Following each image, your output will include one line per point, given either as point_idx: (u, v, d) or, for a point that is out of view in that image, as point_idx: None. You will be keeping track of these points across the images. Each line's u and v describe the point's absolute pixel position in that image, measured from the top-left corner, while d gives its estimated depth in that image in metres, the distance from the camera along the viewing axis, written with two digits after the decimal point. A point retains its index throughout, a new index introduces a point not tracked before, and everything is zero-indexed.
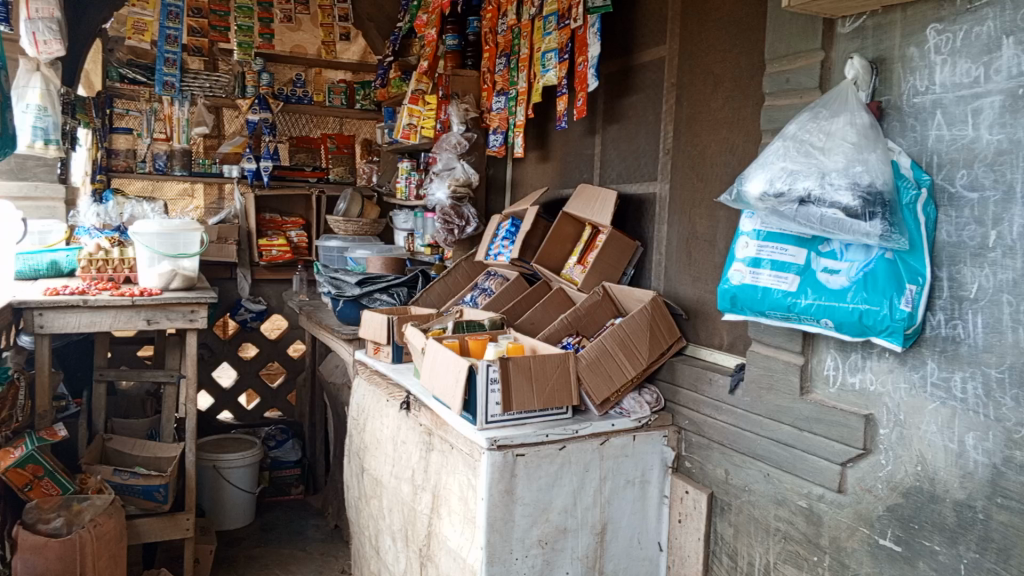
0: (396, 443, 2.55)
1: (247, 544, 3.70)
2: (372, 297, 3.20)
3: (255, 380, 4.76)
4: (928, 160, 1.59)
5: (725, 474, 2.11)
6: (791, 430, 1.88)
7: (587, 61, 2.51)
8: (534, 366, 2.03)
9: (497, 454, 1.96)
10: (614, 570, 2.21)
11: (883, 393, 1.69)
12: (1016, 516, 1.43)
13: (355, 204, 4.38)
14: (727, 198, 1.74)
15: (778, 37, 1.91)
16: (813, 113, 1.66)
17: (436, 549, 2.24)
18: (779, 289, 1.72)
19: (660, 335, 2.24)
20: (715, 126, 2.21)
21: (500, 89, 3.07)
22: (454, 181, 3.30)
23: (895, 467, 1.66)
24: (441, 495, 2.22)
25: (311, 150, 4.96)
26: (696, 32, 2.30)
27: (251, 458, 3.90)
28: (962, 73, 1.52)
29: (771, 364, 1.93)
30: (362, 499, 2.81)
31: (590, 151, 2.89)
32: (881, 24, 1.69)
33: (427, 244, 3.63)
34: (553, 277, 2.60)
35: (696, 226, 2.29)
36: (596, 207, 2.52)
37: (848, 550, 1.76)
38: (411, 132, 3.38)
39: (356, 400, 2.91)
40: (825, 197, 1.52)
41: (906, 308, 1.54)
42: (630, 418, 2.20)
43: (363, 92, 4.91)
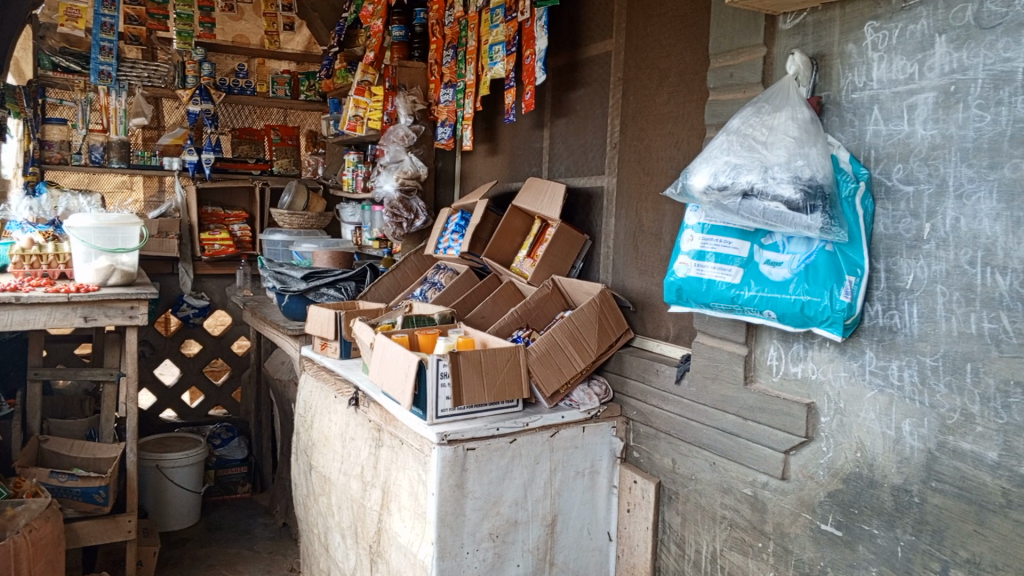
0: (345, 440, 2.53)
1: (191, 545, 3.62)
2: (319, 292, 3.16)
3: (198, 378, 4.66)
4: (866, 154, 1.63)
5: (672, 463, 2.14)
6: (736, 419, 1.92)
7: (534, 54, 2.49)
8: (484, 360, 2.03)
9: (447, 448, 1.96)
10: (565, 561, 2.23)
11: (824, 381, 1.73)
12: (950, 499, 1.49)
13: (301, 196, 4.29)
14: (672, 192, 1.75)
15: (721, 33, 1.94)
16: (756, 108, 1.69)
17: (386, 545, 2.23)
18: (723, 282, 1.74)
19: (608, 327, 2.27)
20: (660, 121, 2.24)
21: (447, 81, 3.07)
22: (402, 174, 3.26)
23: (835, 454, 1.70)
24: (391, 491, 2.20)
25: (254, 142, 4.89)
26: (641, 27, 2.32)
27: (195, 457, 3.83)
28: (897, 69, 1.57)
29: (716, 355, 1.96)
30: (311, 496, 2.78)
31: (538, 145, 2.90)
32: (821, 21, 1.72)
33: (375, 237, 3.59)
34: (502, 271, 2.60)
35: (643, 220, 2.31)
36: (545, 200, 2.53)
37: (791, 536, 1.81)
38: (357, 124, 3.32)
39: (303, 396, 2.87)
40: (768, 190, 1.55)
41: (846, 299, 1.59)
42: (580, 409, 2.22)
43: (308, 82, 4.85)
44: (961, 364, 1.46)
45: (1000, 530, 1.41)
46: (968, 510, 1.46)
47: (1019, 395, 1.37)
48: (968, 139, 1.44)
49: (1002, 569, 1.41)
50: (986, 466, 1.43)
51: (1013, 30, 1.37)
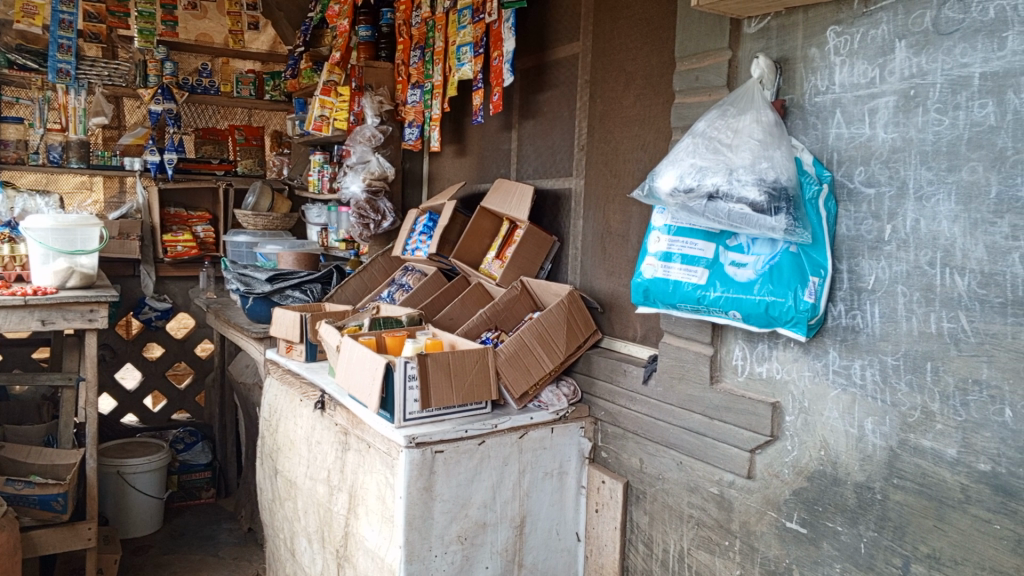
0: (311, 444, 2.50)
1: (153, 552, 3.56)
2: (284, 294, 3.13)
3: (160, 382, 4.58)
4: (828, 157, 1.66)
5: (640, 463, 2.15)
6: (702, 418, 1.93)
7: (502, 55, 2.49)
8: (452, 362, 2.02)
9: (415, 451, 1.95)
10: (533, 563, 2.23)
11: (789, 380, 1.75)
12: (911, 496, 1.52)
13: (265, 198, 4.25)
14: (639, 194, 1.76)
15: (687, 36, 1.96)
16: (721, 111, 1.70)
17: (353, 550, 2.21)
18: (689, 283, 1.75)
19: (577, 329, 2.27)
20: (627, 123, 2.25)
21: (415, 82, 3.05)
22: (369, 175, 3.23)
23: (800, 452, 1.72)
24: (358, 495, 2.18)
25: (217, 142, 4.84)
26: (608, 30, 2.33)
27: (157, 462, 3.76)
28: (859, 73, 1.59)
29: (683, 355, 1.98)
30: (276, 501, 2.74)
31: (506, 147, 2.90)
32: (785, 25, 1.74)
33: (342, 239, 3.56)
34: (471, 273, 2.59)
35: (610, 221, 2.32)
36: (514, 202, 2.53)
37: (757, 534, 1.82)
38: (323, 124, 3.37)
39: (268, 400, 2.84)
40: (733, 192, 1.57)
41: (810, 299, 1.61)
42: (548, 411, 2.22)
43: (273, 82, 4.83)
44: (922, 362, 1.49)
45: (959, 525, 1.44)
46: (929, 507, 1.49)
47: (977, 393, 1.41)
48: (927, 143, 1.47)
49: (962, 563, 1.44)
50: (945, 462, 1.45)
51: (970, 36, 1.40)
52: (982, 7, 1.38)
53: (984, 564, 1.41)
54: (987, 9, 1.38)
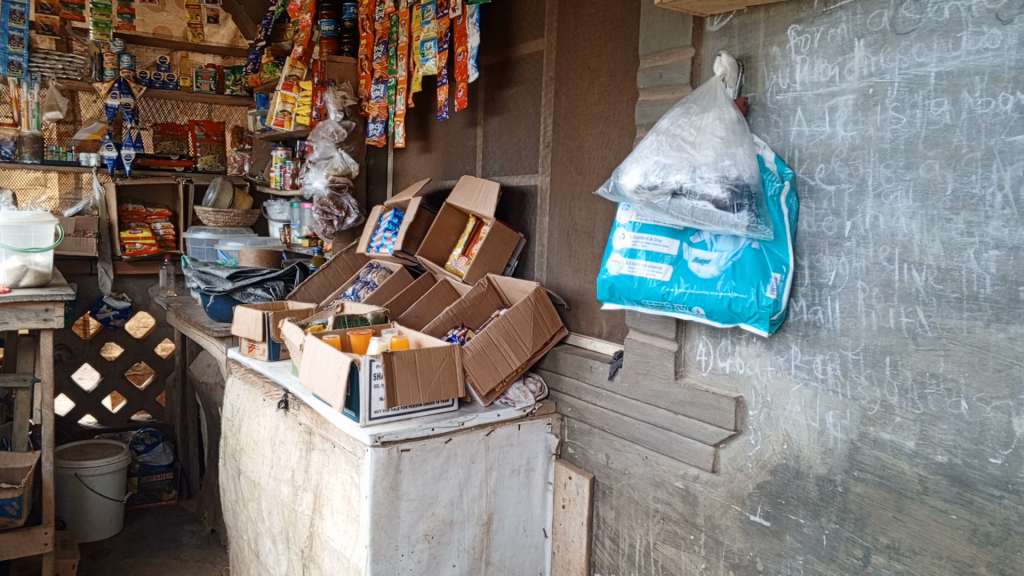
0: (274, 444, 2.47)
1: (112, 556, 3.49)
2: (245, 292, 3.09)
3: (119, 382, 4.49)
4: (790, 154, 1.68)
5: (606, 459, 2.16)
6: (667, 413, 1.94)
7: (467, 51, 2.48)
8: (417, 360, 2.01)
9: (381, 450, 1.94)
10: (501, 560, 2.23)
11: (751, 375, 1.77)
12: (871, 488, 1.54)
13: (226, 194, 4.13)
14: (604, 191, 1.76)
15: (651, 33, 1.96)
16: (684, 109, 1.71)
17: (319, 550, 2.19)
18: (654, 279, 1.76)
19: (543, 326, 2.27)
20: (591, 120, 2.26)
21: (378, 77, 3.03)
22: (333, 172, 3.20)
23: (763, 446, 1.74)
24: (323, 495, 2.16)
25: (177, 137, 4.71)
26: (572, 27, 2.34)
27: (117, 464, 3.69)
28: (819, 72, 1.61)
29: (648, 351, 1.99)
30: (239, 502, 2.71)
31: (472, 143, 2.89)
32: (746, 24, 1.76)
33: (305, 235, 3.53)
34: (437, 270, 2.58)
35: (576, 218, 2.33)
36: (479, 198, 2.52)
37: (722, 528, 1.84)
38: (285, 119, 3.31)
39: (230, 400, 2.80)
40: (697, 189, 1.58)
41: (772, 295, 1.62)
42: (515, 408, 2.22)
43: (234, 77, 4.71)
44: (881, 357, 1.52)
45: (917, 516, 1.47)
46: (888, 498, 1.51)
47: (934, 387, 1.43)
48: (886, 140, 1.49)
49: (920, 553, 1.47)
50: (905, 455, 1.48)
51: (926, 36, 1.42)
52: (937, 8, 1.41)
53: (941, 554, 1.43)
54: (942, 9, 1.40)
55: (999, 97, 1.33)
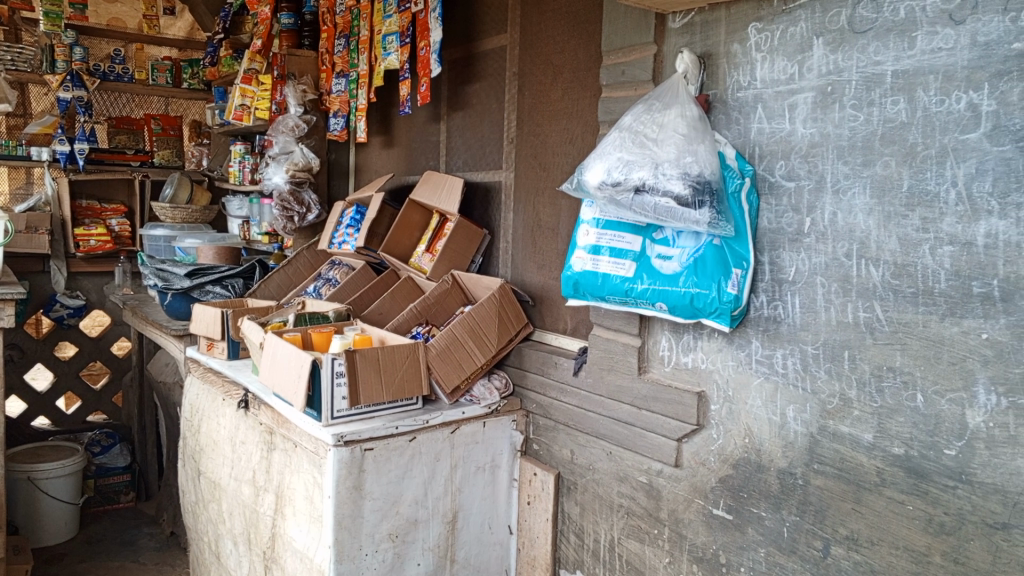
0: (235, 444, 2.43)
1: (68, 560, 3.42)
2: (204, 290, 3.04)
3: (74, 383, 4.39)
4: (751, 151, 1.69)
5: (571, 454, 2.17)
6: (630, 409, 1.95)
7: (429, 45, 2.47)
8: (381, 358, 2.00)
9: (344, 450, 1.92)
10: (466, 558, 2.22)
11: (713, 369, 1.79)
12: (831, 481, 1.57)
13: (184, 189, 4.12)
14: (569, 187, 1.76)
15: (614, 30, 1.97)
16: (647, 105, 1.72)
17: (281, 551, 2.16)
18: (618, 275, 1.77)
19: (507, 322, 2.26)
20: (555, 116, 2.25)
21: (339, 71, 3.00)
22: (293, 167, 3.16)
23: (725, 440, 1.76)
24: (285, 495, 2.14)
25: (133, 132, 4.66)
26: (535, 22, 2.33)
27: (71, 467, 3.60)
28: (779, 69, 1.63)
29: (612, 346, 1.99)
30: (199, 504, 2.67)
31: (435, 139, 2.87)
32: (707, 21, 1.77)
33: (265, 231, 3.48)
34: (400, 266, 2.57)
35: (540, 215, 2.33)
36: (443, 195, 2.50)
37: (685, 521, 1.86)
38: (243, 114, 3.22)
39: (189, 399, 2.75)
40: (659, 186, 1.59)
41: (733, 291, 1.64)
42: (480, 405, 2.21)
43: (191, 70, 4.63)
44: (840, 351, 1.54)
45: (875, 507, 1.49)
46: (847, 490, 1.54)
47: (891, 380, 1.46)
48: (844, 138, 1.52)
49: (877, 543, 1.49)
50: (863, 448, 1.51)
51: (883, 35, 1.45)
52: (893, 7, 1.43)
53: (898, 544, 1.46)
54: (898, 9, 1.42)
55: (953, 96, 1.35)
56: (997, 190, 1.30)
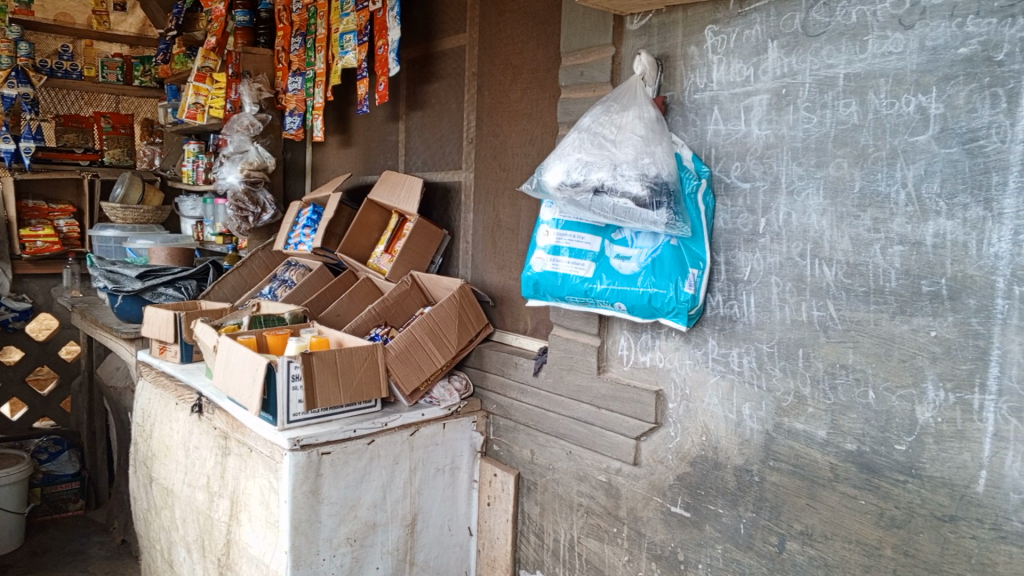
0: (188, 449, 2.39)
1: (15, 571, 3.32)
2: (156, 292, 2.98)
3: (19, 389, 4.19)
4: (707, 153, 1.71)
5: (531, 455, 2.17)
6: (590, 408, 1.96)
7: (387, 44, 2.45)
8: (339, 360, 1.97)
9: (300, 454, 1.90)
10: (425, 560, 2.22)
11: (670, 368, 1.80)
12: (786, 477, 1.59)
13: (135, 189, 3.99)
14: (528, 187, 1.76)
15: (572, 31, 1.97)
16: (605, 107, 1.73)
17: (236, 557, 2.13)
18: (577, 275, 1.77)
19: (467, 323, 2.25)
20: (515, 117, 2.25)
21: (295, 69, 2.96)
22: (248, 165, 3.12)
23: (682, 438, 1.78)
24: (241, 500, 2.11)
25: (82, 130, 4.58)
26: (494, 22, 2.33)
27: (17, 474, 3.52)
28: (735, 72, 1.65)
29: (571, 346, 2.00)
30: (151, 511, 2.61)
31: (393, 138, 2.85)
32: (665, 23, 1.79)
33: (219, 232, 3.45)
34: (358, 267, 2.54)
35: (500, 215, 2.33)
36: (402, 195, 2.49)
37: (644, 519, 1.87)
38: (197, 112, 3.23)
39: (140, 404, 2.69)
40: (617, 187, 1.59)
41: (690, 290, 1.65)
42: (440, 407, 2.20)
43: (142, 67, 4.51)
44: (794, 349, 1.56)
45: (829, 502, 1.52)
46: (802, 486, 1.56)
47: (844, 377, 1.49)
48: (798, 139, 1.54)
49: (831, 538, 1.52)
50: (816, 444, 1.53)
51: (835, 38, 1.47)
52: (844, 12, 1.46)
53: (851, 538, 1.49)
54: (850, 13, 1.45)
55: (903, 99, 1.38)
56: (944, 191, 1.33)
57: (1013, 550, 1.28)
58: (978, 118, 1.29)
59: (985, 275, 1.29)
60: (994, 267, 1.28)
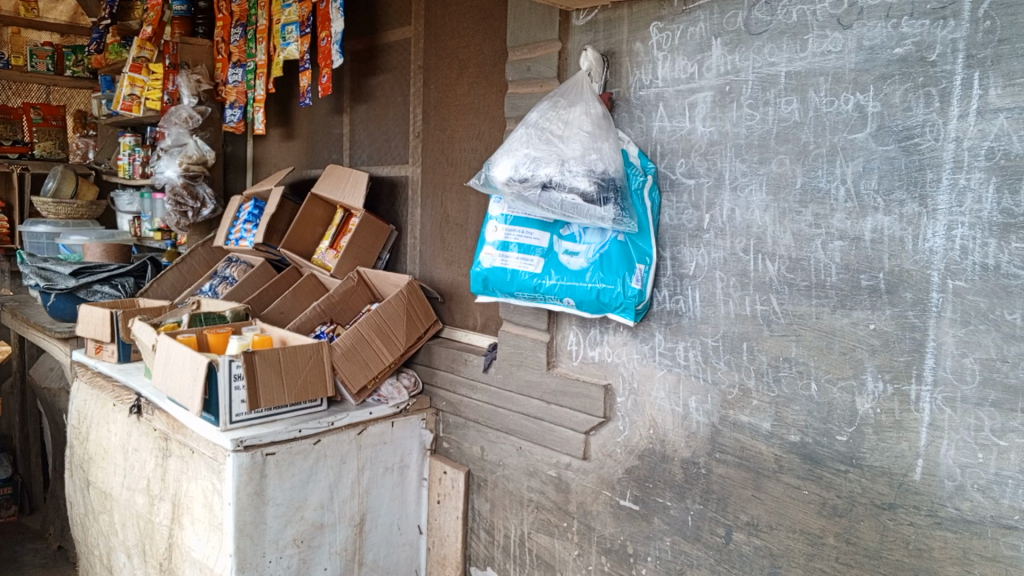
0: (127, 452, 2.32)
1: None
2: (91, 290, 2.89)
3: None
4: (652, 149, 1.72)
5: (481, 451, 2.16)
6: (539, 403, 1.96)
7: (330, 36, 2.40)
8: (282, 360, 1.93)
9: (243, 455, 1.86)
10: (374, 560, 2.19)
11: (619, 363, 1.81)
12: (732, 468, 1.61)
13: (67, 183, 3.84)
14: (476, 182, 1.74)
15: (519, 26, 1.96)
16: (552, 102, 1.72)
17: (179, 562, 2.08)
18: (526, 271, 1.75)
19: (416, 320, 2.23)
20: (461, 112, 2.24)
21: (236, 61, 2.90)
22: (186, 159, 3.05)
23: (631, 431, 1.79)
24: (183, 503, 2.05)
25: (9, 121, 4.33)
26: (440, 15, 2.31)
27: None
28: (679, 69, 1.66)
29: (521, 342, 2.00)
30: (89, 516, 2.53)
31: (337, 131, 2.81)
32: (611, 19, 1.79)
33: (157, 228, 3.37)
34: (303, 263, 2.50)
35: (448, 210, 2.31)
36: (347, 189, 2.45)
37: (593, 513, 1.88)
38: (133, 104, 3.07)
39: (75, 406, 2.60)
40: (565, 182, 1.59)
41: (637, 285, 1.66)
42: (387, 405, 2.18)
43: (74, 57, 4.37)
44: (738, 343, 1.58)
45: (774, 493, 1.54)
46: (747, 477, 1.58)
47: (787, 369, 1.51)
48: (741, 136, 1.56)
49: (776, 527, 1.54)
50: (761, 436, 1.56)
51: (777, 36, 1.49)
52: (786, 10, 1.48)
53: (795, 528, 1.52)
54: (791, 12, 1.47)
55: (841, 97, 1.41)
56: (882, 187, 1.36)
57: (948, 535, 1.31)
58: (913, 117, 1.32)
59: (920, 270, 1.32)
60: (930, 261, 1.31)
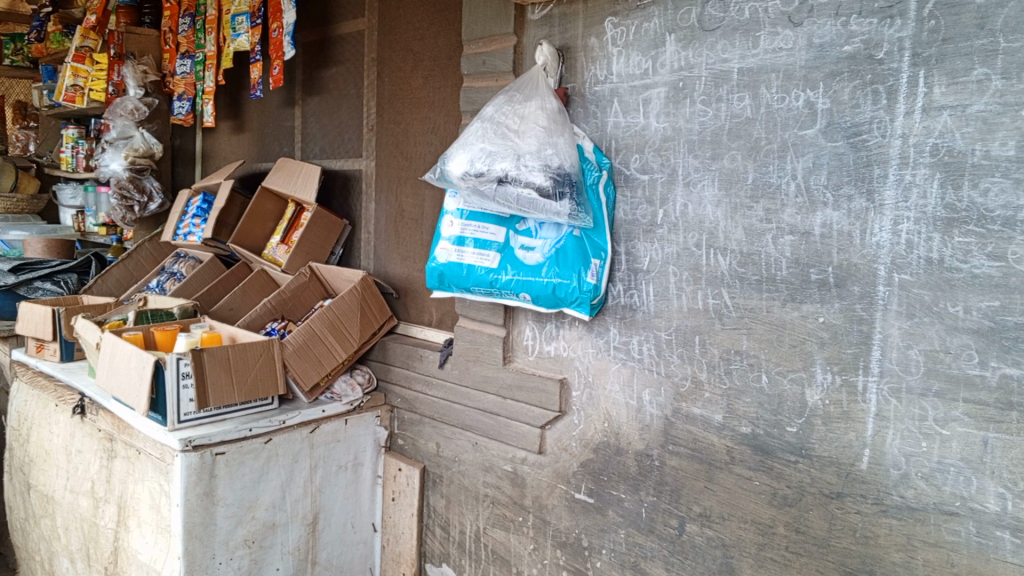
0: (70, 453, 2.26)
1: None
2: (32, 287, 2.79)
3: None
4: (608, 145, 1.73)
5: (436, 447, 2.15)
6: (495, 399, 1.96)
7: (282, 27, 2.36)
8: (232, 357, 1.90)
9: (192, 455, 1.82)
10: (328, 559, 2.17)
11: (574, 357, 1.82)
12: (685, 461, 1.63)
13: (8, 176, 3.76)
14: (432, 176, 1.73)
15: (474, 19, 1.95)
16: (508, 96, 1.72)
17: (125, 565, 2.03)
18: (482, 267, 1.75)
19: (370, 315, 2.21)
20: (416, 105, 2.22)
21: (183, 52, 2.83)
22: (132, 152, 2.97)
23: (586, 425, 1.80)
24: (129, 506, 2.00)
25: None
26: (393, 8, 2.29)
27: None
28: (634, 64, 1.67)
29: (476, 337, 1.99)
30: (29, 520, 2.46)
31: (289, 124, 2.77)
32: (566, 13, 1.79)
33: (102, 223, 3.29)
34: (253, 258, 2.46)
35: (402, 205, 2.29)
36: (299, 183, 2.42)
37: (548, 507, 1.89)
38: (75, 95, 2.95)
39: (15, 407, 2.52)
40: (521, 177, 1.58)
41: (592, 280, 1.65)
42: (341, 402, 2.16)
43: (12, 46, 4.19)
44: (691, 337, 1.60)
45: (726, 484, 1.56)
46: (700, 469, 1.60)
47: (738, 362, 1.53)
48: (694, 132, 1.57)
49: (727, 518, 1.56)
50: (713, 428, 1.58)
51: (729, 33, 1.51)
52: (738, 7, 1.50)
53: (746, 518, 1.54)
54: (743, 9, 1.49)
55: (792, 94, 1.43)
56: (831, 182, 1.39)
57: (893, 522, 1.34)
58: (861, 113, 1.34)
59: (867, 264, 1.35)
60: (877, 255, 1.34)
